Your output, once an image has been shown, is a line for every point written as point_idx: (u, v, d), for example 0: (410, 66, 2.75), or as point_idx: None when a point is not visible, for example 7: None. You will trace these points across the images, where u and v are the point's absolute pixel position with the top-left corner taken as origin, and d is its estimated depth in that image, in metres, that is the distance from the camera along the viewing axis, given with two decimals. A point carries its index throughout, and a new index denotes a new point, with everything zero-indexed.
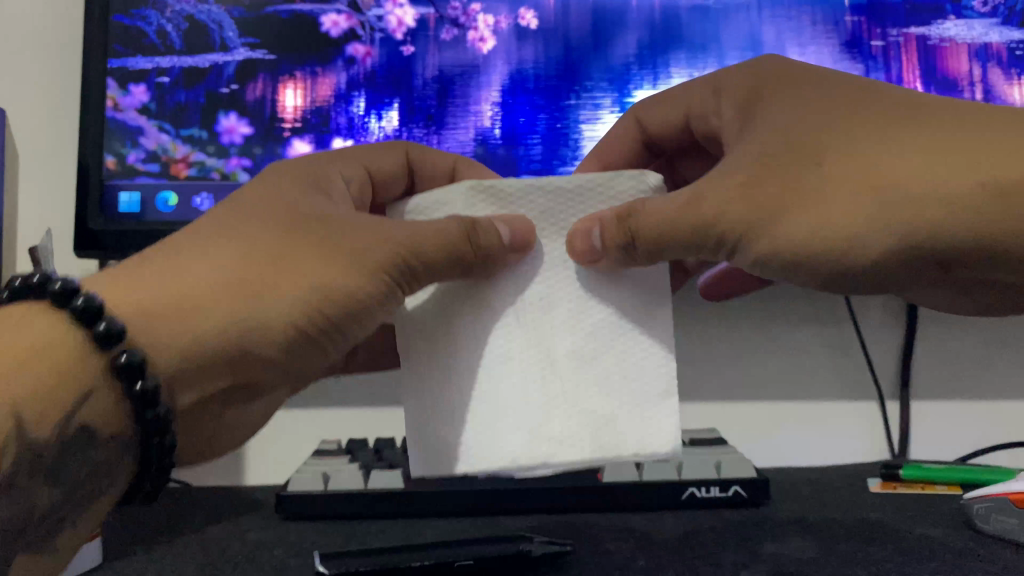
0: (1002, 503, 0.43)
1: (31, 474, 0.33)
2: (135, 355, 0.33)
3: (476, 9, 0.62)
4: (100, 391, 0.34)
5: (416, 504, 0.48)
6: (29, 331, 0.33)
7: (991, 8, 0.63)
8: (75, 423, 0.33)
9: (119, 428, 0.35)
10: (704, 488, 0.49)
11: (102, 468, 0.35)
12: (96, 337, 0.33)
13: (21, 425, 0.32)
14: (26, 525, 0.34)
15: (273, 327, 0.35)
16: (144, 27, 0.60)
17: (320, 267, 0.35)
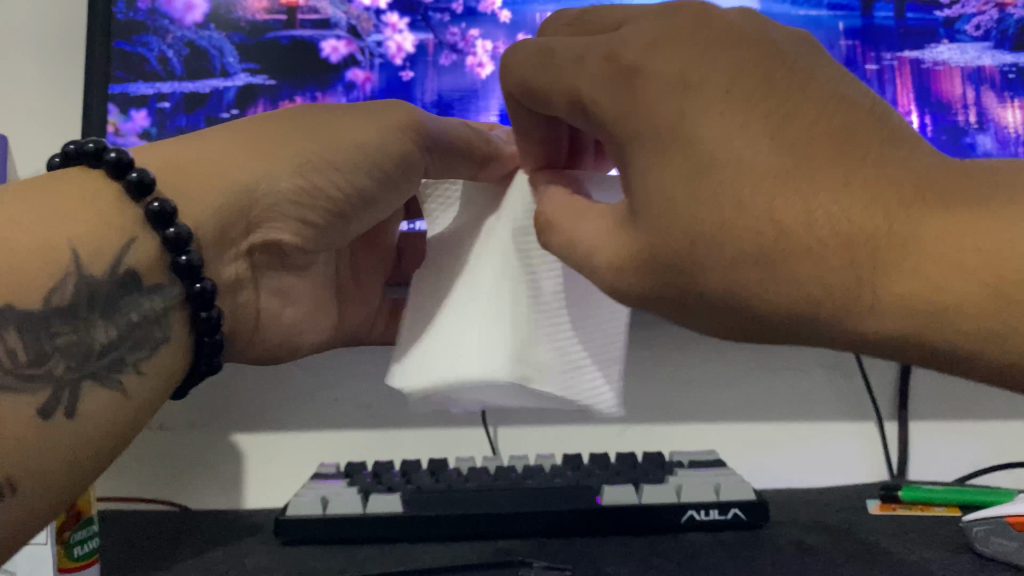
0: (1000, 526, 0.44)
1: (87, 308, 0.34)
2: (167, 204, 0.36)
3: (473, 35, 0.63)
4: (143, 236, 0.36)
5: (414, 527, 0.48)
6: (73, 185, 0.36)
7: (984, 32, 0.64)
8: (124, 267, 0.35)
9: (160, 278, 0.37)
10: (703, 511, 0.49)
11: (154, 318, 0.36)
12: (130, 185, 0.36)
13: (76, 257, 0.34)
14: (86, 359, 0.34)
15: (264, 191, 0.40)
16: (145, 53, 0.61)
17: (320, 137, 0.41)
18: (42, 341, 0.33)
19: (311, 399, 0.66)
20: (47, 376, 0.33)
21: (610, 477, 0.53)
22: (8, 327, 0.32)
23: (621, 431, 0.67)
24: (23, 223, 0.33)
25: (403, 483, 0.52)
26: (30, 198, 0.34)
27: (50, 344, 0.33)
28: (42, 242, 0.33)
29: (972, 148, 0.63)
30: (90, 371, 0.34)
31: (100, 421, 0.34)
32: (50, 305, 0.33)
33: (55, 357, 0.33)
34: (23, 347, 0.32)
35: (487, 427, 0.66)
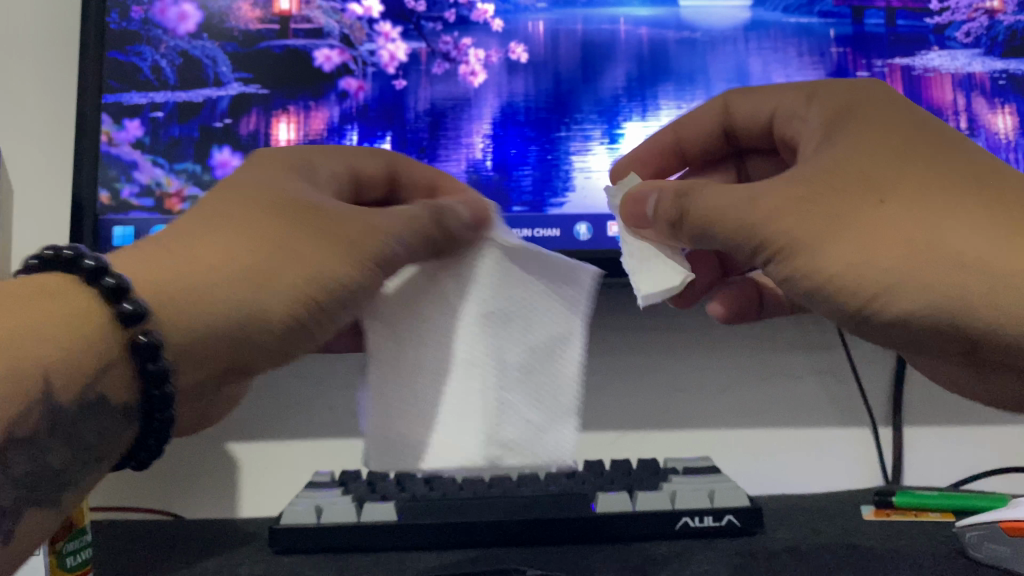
0: (994, 531, 0.44)
1: (46, 433, 0.30)
2: (153, 337, 0.31)
3: (466, 44, 0.63)
4: (118, 364, 0.31)
5: (407, 535, 0.48)
6: (55, 304, 0.30)
7: (973, 39, 0.65)
8: (94, 393, 0.31)
9: (131, 400, 0.32)
10: (697, 518, 0.49)
11: (113, 437, 0.32)
12: (120, 316, 0.30)
13: (48, 387, 0.29)
14: (37, 485, 0.31)
15: (272, 317, 0.33)
16: (138, 63, 0.61)
17: (299, 257, 0.34)
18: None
19: (305, 407, 0.66)
20: None
21: (603, 484, 0.53)
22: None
23: (615, 437, 0.67)
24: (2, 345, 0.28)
25: (397, 492, 0.52)
26: (10, 309, 0.29)
27: (3, 475, 0.30)
28: (13, 374, 0.28)
29: None
30: (36, 497, 0.31)
31: (32, 531, 0.32)
32: (11, 438, 0.29)
33: (5, 489, 0.30)
34: None
35: None
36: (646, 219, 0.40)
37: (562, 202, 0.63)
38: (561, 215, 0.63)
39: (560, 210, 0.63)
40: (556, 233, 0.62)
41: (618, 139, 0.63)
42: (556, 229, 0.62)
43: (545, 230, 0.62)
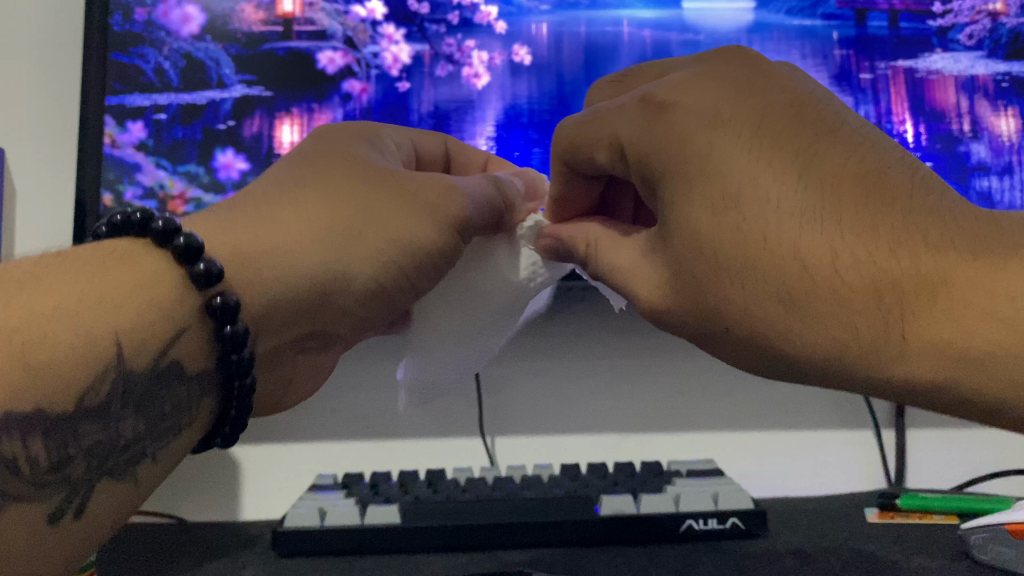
0: (998, 533, 0.44)
1: (121, 401, 0.30)
2: (230, 299, 0.31)
3: (470, 46, 0.63)
4: (194, 326, 0.32)
5: (411, 538, 0.47)
6: (126, 269, 0.31)
7: (977, 41, 0.65)
8: (168, 358, 0.31)
9: (203, 366, 0.32)
10: (701, 520, 0.49)
11: (185, 406, 0.32)
12: (196, 275, 0.31)
13: (120, 352, 0.29)
14: (109, 457, 0.30)
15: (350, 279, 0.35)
16: (141, 65, 0.61)
17: (371, 215, 0.36)
18: (67, 445, 0.29)
19: (307, 410, 0.66)
20: (66, 478, 0.29)
21: (607, 487, 0.53)
22: (31, 434, 0.28)
23: (619, 440, 0.67)
24: (75, 311, 0.28)
25: (400, 495, 0.52)
26: (82, 273, 0.30)
27: (75, 446, 0.29)
28: (83, 332, 0.28)
29: (967, 157, 0.63)
30: (109, 469, 0.30)
31: (109, 514, 0.31)
32: (81, 406, 0.29)
33: (78, 460, 0.29)
34: (48, 452, 0.28)
35: (484, 437, 0.66)
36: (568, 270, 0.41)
37: None
38: None
39: None
40: None
41: None
42: None
43: None
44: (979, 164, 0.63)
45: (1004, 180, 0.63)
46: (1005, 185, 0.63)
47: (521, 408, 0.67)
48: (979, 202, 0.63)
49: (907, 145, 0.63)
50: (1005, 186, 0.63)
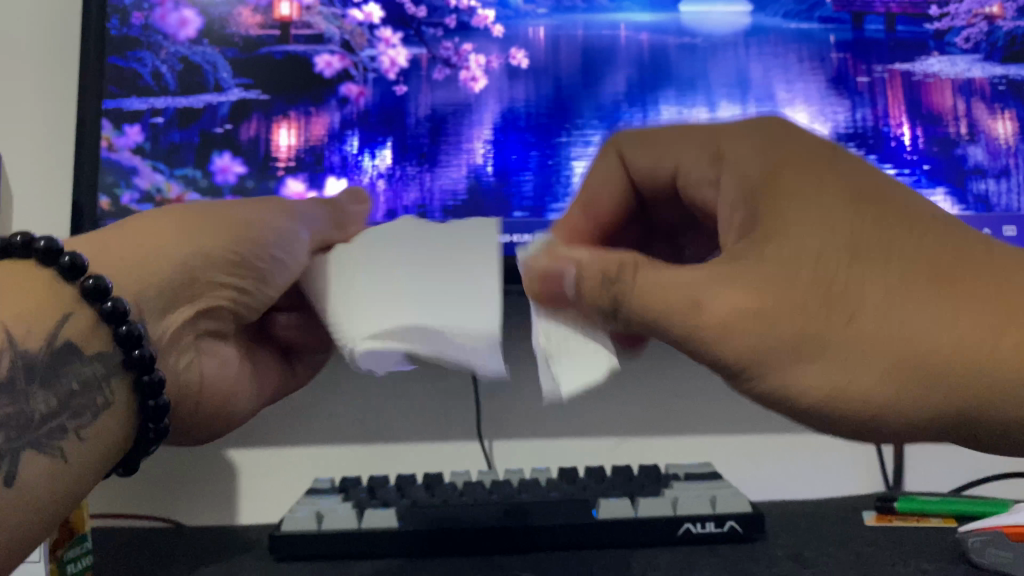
0: (996, 537, 0.44)
1: (24, 377, 0.31)
2: (102, 279, 0.33)
3: (467, 50, 0.63)
4: (81, 312, 0.33)
5: (408, 541, 0.47)
6: (6, 276, 0.32)
7: (973, 45, 0.65)
8: (60, 338, 0.32)
9: (105, 349, 0.34)
10: (699, 524, 0.48)
11: (99, 386, 0.34)
12: (62, 266, 0.33)
13: (9, 332, 0.31)
14: (25, 428, 0.31)
15: (209, 254, 0.37)
16: (139, 69, 0.61)
17: (225, 224, 0.38)
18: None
19: (305, 414, 0.66)
20: None
21: (605, 490, 0.52)
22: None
23: (616, 443, 0.67)
24: None
25: (398, 498, 0.52)
26: None
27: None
28: None
29: (964, 160, 0.63)
30: (32, 441, 0.31)
31: (40, 493, 0.31)
32: None
33: None
34: None
35: (481, 441, 0.66)
36: (568, 298, 0.32)
37: (563, 207, 0.63)
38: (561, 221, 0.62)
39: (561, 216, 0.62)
40: None
41: None
42: None
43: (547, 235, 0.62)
44: (975, 167, 0.63)
45: (1001, 183, 0.63)
46: (1002, 188, 0.63)
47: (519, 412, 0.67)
48: (976, 205, 0.63)
49: (903, 148, 0.63)
50: (1002, 189, 0.63)
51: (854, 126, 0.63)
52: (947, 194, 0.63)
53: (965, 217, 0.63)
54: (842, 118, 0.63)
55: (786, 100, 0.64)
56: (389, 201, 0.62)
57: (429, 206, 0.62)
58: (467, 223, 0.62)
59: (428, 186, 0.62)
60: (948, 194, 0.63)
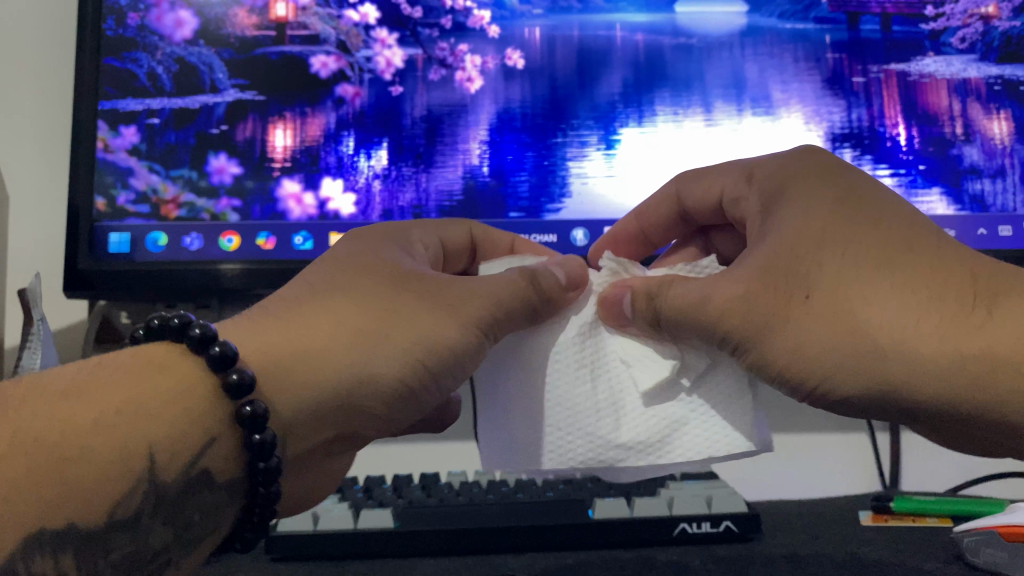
0: (991, 537, 0.44)
1: (151, 512, 0.30)
2: (259, 408, 0.31)
3: (462, 50, 0.63)
4: (225, 434, 0.32)
5: (403, 541, 0.47)
6: (162, 374, 0.32)
7: (969, 45, 0.65)
8: (197, 467, 0.31)
9: (233, 475, 0.32)
10: (695, 524, 0.48)
11: (215, 512, 0.32)
12: (227, 385, 0.31)
13: (151, 464, 0.30)
14: (137, 567, 0.31)
15: (381, 381, 0.34)
16: (134, 70, 0.61)
17: (423, 324, 0.35)
18: (97, 558, 0.29)
19: None
20: None
21: (601, 490, 0.53)
22: (63, 550, 0.28)
23: None
24: (111, 423, 0.29)
25: (394, 498, 0.52)
26: (120, 383, 0.31)
27: (104, 559, 0.30)
28: (117, 445, 0.29)
29: (959, 160, 0.63)
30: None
31: None
32: (112, 518, 0.29)
33: (104, 571, 0.30)
34: (75, 567, 0.29)
35: (478, 441, 0.66)
36: (626, 317, 0.39)
37: (559, 207, 0.63)
38: (558, 221, 0.63)
39: (557, 216, 0.63)
40: (553, 239, 0.62)
41: (616, 145, 0.63)
42: (553, 235, 0.63)
43: (543, 236, 0.62)
44: (971, 167, 0.63)
45: (997, 183, 0.63)
46: (998, 188, 0.63)
47: None
48: (972, 205, 0.63)
49: (899, 148, 0.63)
50: (997, 189, 0.63)
51: (850, 126, 0.64)
52: (943, 194, 0.63)
53: (961, 217, 0.63)
54: (838, 118, 0.64)
55: (782, 100, 0.64)
56: (386, 201, 0.62)
57: (425, 207, 0.62)
58: None
59: (424, 187, 0.62)
60: (943, 194, 0.63)
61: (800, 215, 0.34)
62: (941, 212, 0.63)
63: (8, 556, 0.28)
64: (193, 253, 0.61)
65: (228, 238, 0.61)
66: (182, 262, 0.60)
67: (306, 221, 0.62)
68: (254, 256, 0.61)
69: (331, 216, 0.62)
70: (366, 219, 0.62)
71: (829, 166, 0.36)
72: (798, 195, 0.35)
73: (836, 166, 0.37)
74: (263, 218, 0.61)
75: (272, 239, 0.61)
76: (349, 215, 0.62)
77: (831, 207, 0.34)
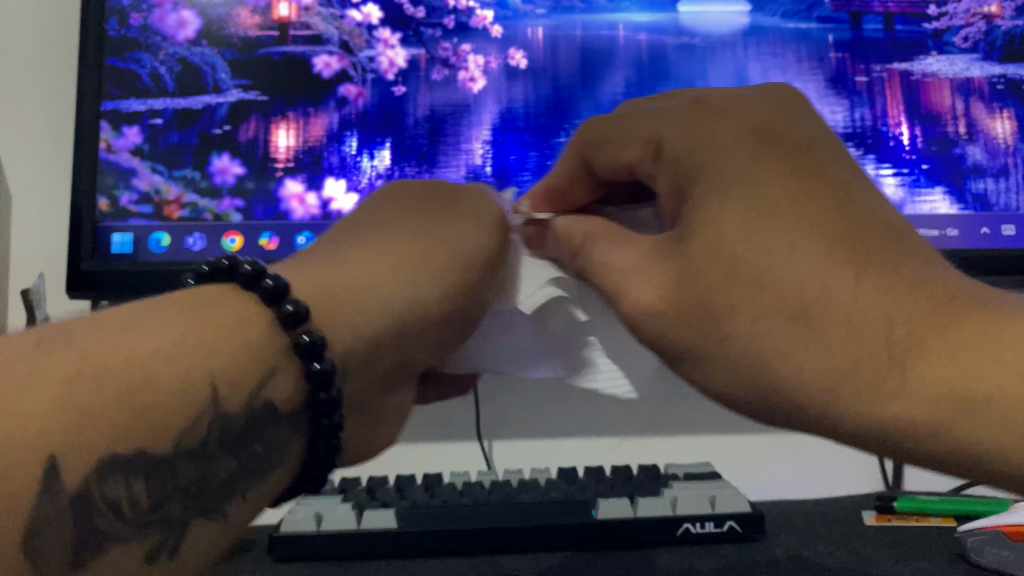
0: (996, 536, 0.44)
1: (217, 439, 0.27)
2: (318, 336, 0.29)
3: (465, 50, 0.63)
4: (285, 364, 0.29)
5: (407, 543, 0.47)
6: (219, 309, 0.28)
7: (972, 44, 0.65)
8: (260, 397, 0.28)
9: (295, 404, 0.30)
10: (698, 524, 0.48)
11: (274, 443, 0.30)
12: (284, 317, 0.29)
13: (216, 392, 0.26)
14: (202, 495, 0.27)
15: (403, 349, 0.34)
16: (137, 70, 0.61)
17: (451, 257, 0.37)
18: (165, 485, 0.25)
19: None
20: (161, 520, 0.26)
21: (605, 490, 0.53)
22: (134, 473, 0.24)
23: (616, 443, 0.67)
24: (174, 353, 0.25)
25: (397, 499, 0.52)
26: (171, 318, 0.26)
27: (172, 487, 0.26)
28: (182, 367, 0.25)
29: (962, 159, 0.63)
30: (204, 508, 0.27)
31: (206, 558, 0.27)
32: (179, 447, 0.25)
33: (173, 500, 0.26)
34: (145, 495, 0.25)
35: (480, 441, 0.66)
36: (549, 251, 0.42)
37: None
38: None
39: None
40: None
41: None
42: None
43: None
44: (974, 166, 0.63)
45: (1000, 182, 0.63)
46: (1001, 187, 0.63)
47: (517, 413, 0.67)
48: (974, 204, 0.63)
49: (903, 147, 0.63)
50: (1000, 188, 0.63)
51: (853, 125, 0.63)
52: (946, 193, 0.63)
53: (964, 217, 0.63)
54: (841, 118, 0.63)
55: None
56: None
57: None
58: None
59: None
60: (946, 193, 0.63)
61: (717, 214, 0.32)
62: (943, 212, 0.63)
63: (82, 480, 0.22)
64: (196, 254, 0.61)
65: (231, 238, 0.61)
66: (184, 262, 0.60)
67: (309, 221, 0.61)
68: (257, 257, 0.61)
69: (334, 216, 0.62)
70: None
71: (755, 130, 0.33)
72: (714, 182, 0.32)
73: (766, 130, 0.34)
74: (267, 219, 0.61)
75: (275, 239, 0.61)
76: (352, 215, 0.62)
77: (744, 207, 0.31)
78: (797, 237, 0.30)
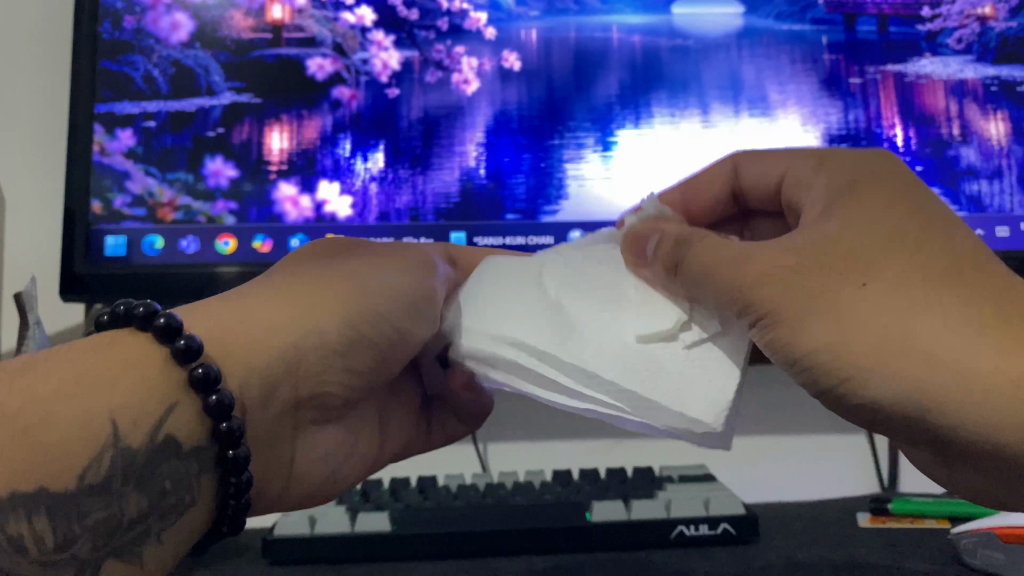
0: (988, 538, 0.44)
1: (121, 479, 0.31)
2: (212, 368, 0.32)
3: (459, 52, 0.63)
4: (185, 400, 0.33)
5: (400, 546, 0.47)
6: (116, 351, 0.32)
7: (966, 46, 0.65)
8: (163, 433, 0.32)
9: (199, 441, 0.33)
10: (692, 526, 0.48)
11: (188, 482, 0.33)
12: (177, 351, 0.32)
13: (116, 431, 0.30)
14: (114, 534, 0.31)
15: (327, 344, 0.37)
16: (130, 73, 0.61)
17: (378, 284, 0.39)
18: (72, 523, 0.29)
19: None
20: (71, 558, 0.29)
21: (600, 493, 0.53)
22: (36, 512, 0.28)
23: (611, 446, 0.67)
24: (70, 395, 0.30)
25: (391, 502, 0.52)
26: (76, 360, 0.31)
27: (80, 525, 0.30)
28: (83, 412, 0.29)
29: (956, 161, 0.63)
30: (115, 547, 0.31)
31: None
32: (82, 483, 0.30)
33: (82, 538, 0.30)
34: (51, 532, 0.29)
35: (475, 443, 0.66)
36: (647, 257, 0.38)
37: (556, 210, 0.63)
38: (555, 223, 0.63)
39: (554, 218, 0.63)
40: (551, 241, 0.62)
41: (613, 146, 0.63)
42: (550, 237, 0.63)
43: (541, 238, 0.62)
44: (968, 168, 0.63)
45: (994, 184, 0.63)
46: (995, 189, 0.63)
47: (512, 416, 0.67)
48: (969, 205, 0.63)
49: (897, 149, 0.63)
50: (994, 189, 0.63)
51: (847, 127, 0.63)
52: (940, 195, 0.63)
53: (959, 218, 0.63)
54: (835, 120, 0.64)
55: (779, 101, 0.64)
56: (382, 203, 0.62)
57: (423, 208, 0.62)
58: (459, 226, 0.62)
59: (421, 189, 0.62)
60: (941, 195, 0.63)
61: (845, 243, 0.32)
62: None
63: None
64: (189, 256, 0.61)
65: (224, 241, 0.61)
66: (176, 265, 0.60)
67: (302, 224, 0.61)
68: (250, 259, 0.61)
69: (327, 219, 0.62)
70: (362, 221, 0.62)
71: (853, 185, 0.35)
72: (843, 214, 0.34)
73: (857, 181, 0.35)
74: (260, 221, 0.61)
75: (268, 242, 0.61)
76: (346, 218, 0.62)
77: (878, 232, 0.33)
78: (889, 290, 0.30)
